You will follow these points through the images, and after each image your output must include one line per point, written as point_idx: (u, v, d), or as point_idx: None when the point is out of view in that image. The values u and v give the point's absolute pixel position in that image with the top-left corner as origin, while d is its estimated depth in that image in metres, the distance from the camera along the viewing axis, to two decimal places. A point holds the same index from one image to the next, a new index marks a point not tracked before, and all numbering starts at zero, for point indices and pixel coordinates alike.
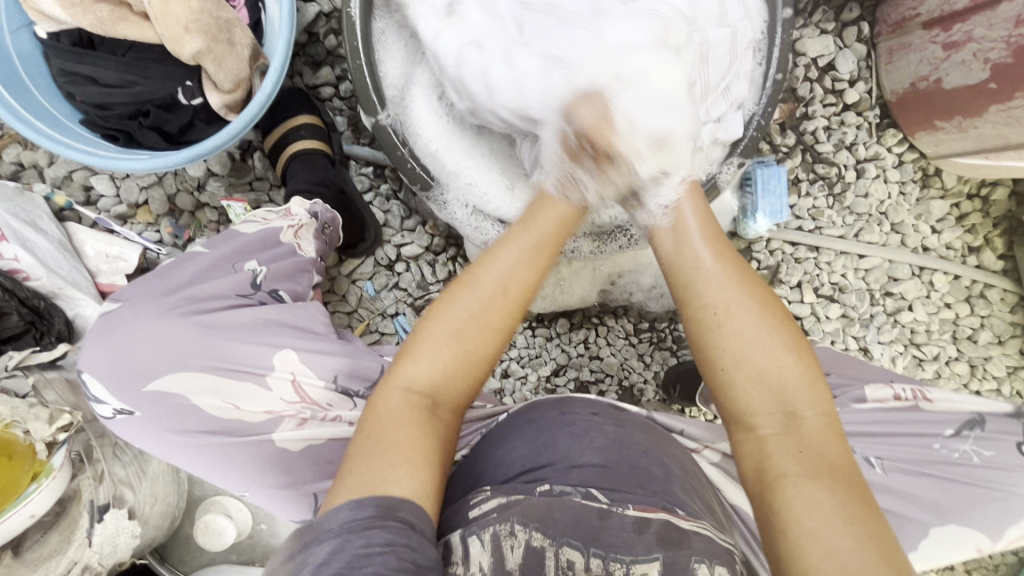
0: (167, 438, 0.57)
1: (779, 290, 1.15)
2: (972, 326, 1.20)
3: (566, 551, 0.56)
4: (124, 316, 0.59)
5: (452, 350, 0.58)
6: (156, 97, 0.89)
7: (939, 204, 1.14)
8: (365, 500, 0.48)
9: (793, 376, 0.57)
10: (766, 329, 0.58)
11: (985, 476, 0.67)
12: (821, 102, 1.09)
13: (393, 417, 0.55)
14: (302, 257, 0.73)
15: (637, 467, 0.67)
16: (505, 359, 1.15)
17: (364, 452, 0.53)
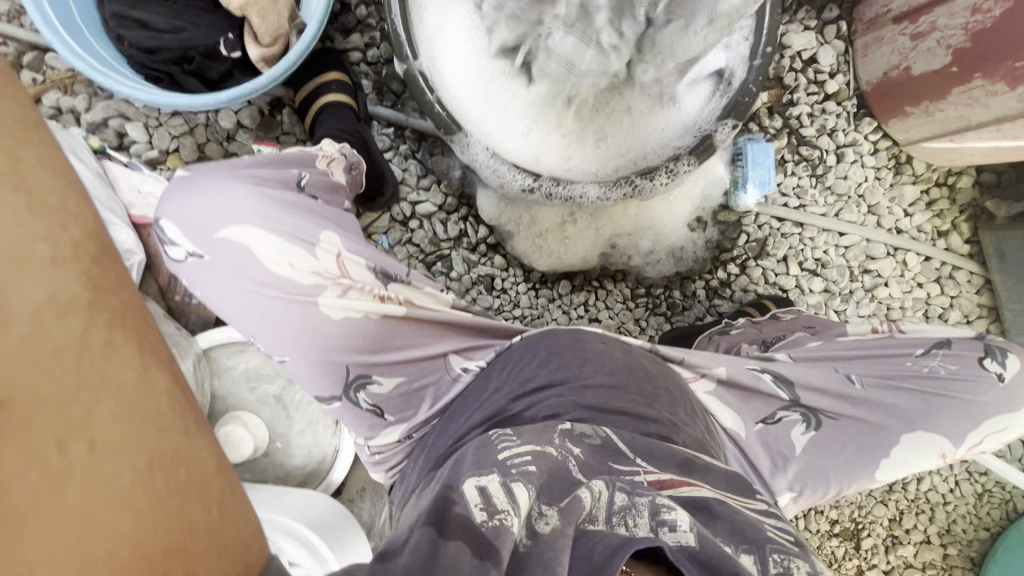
0: (235, 287, 0.68)
1: (766, 261, 1.23)
2: (943, 305, 1.30)
3: (597, 484, 0.54)
4: (199, 181, 0.70)
5: (36, 289, 0.35)
6: (201, 45, 0.96)
7: (911, 189, 1.25)
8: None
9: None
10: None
11: (948, 387, 0.79)
12: (805, 91, 1.21)
13: (43, 484, 0.30)
14: (334, 180, 0.83)
15: (642, 385, 0.73)
16: (509, 318, 1.20)
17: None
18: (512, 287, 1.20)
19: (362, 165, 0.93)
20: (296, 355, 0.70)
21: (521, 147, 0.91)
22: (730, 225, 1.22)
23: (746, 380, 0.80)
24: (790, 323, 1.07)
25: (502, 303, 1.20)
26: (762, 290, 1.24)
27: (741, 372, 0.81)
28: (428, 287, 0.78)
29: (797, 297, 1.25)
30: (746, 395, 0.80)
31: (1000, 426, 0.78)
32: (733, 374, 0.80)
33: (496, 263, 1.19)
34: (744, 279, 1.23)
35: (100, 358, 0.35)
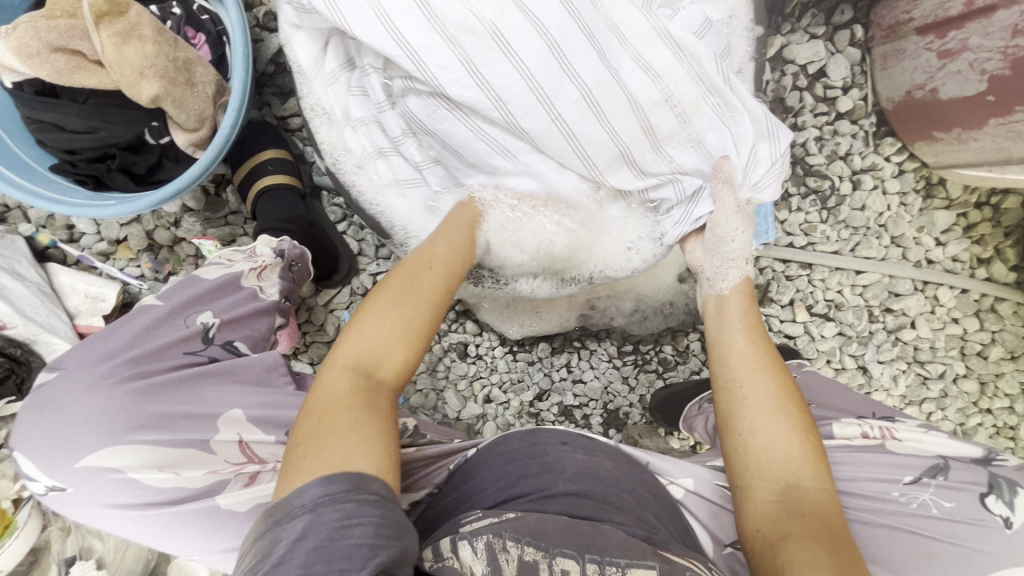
0: (101, 511, 0.59)
1: (768, 309, 1.10)
2: (982, 341, 1.14)
3: (559, 561, 0.56)
4: (54, 390, 0.61)
5: (382, 331, 0.62)
6: (121, 141, 0.89)
7: (944, 214, 1.07)
8: (333, 474, 0.48)
9: (801, 451, 0.60)
10: (779, 410, 0.63)
11: (949, 530, 0.61)
12: (812, 112, 1.03)
13: (310, 425, 0.54)
14: (261, 301, 0.80)
15: (607, 493, 0.67)
16: (487, 385, 1.13)
17: (299, 445, 0.53)
18: (487, 352, 1.12)
19: (306, 256, 0.92)
20: (201, 555, 0.61)
21: None
22: None
23: (715, 497, 0.76)
24: None
25: (478, 370, 1.13)
26: None
27: (709, 488, 0.77)
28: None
29: (806, 345, 1.12)
30: (715, 511, 0.76)
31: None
32: (700, 488, 0.77)
33: (468, 329, 1.11)
34: None
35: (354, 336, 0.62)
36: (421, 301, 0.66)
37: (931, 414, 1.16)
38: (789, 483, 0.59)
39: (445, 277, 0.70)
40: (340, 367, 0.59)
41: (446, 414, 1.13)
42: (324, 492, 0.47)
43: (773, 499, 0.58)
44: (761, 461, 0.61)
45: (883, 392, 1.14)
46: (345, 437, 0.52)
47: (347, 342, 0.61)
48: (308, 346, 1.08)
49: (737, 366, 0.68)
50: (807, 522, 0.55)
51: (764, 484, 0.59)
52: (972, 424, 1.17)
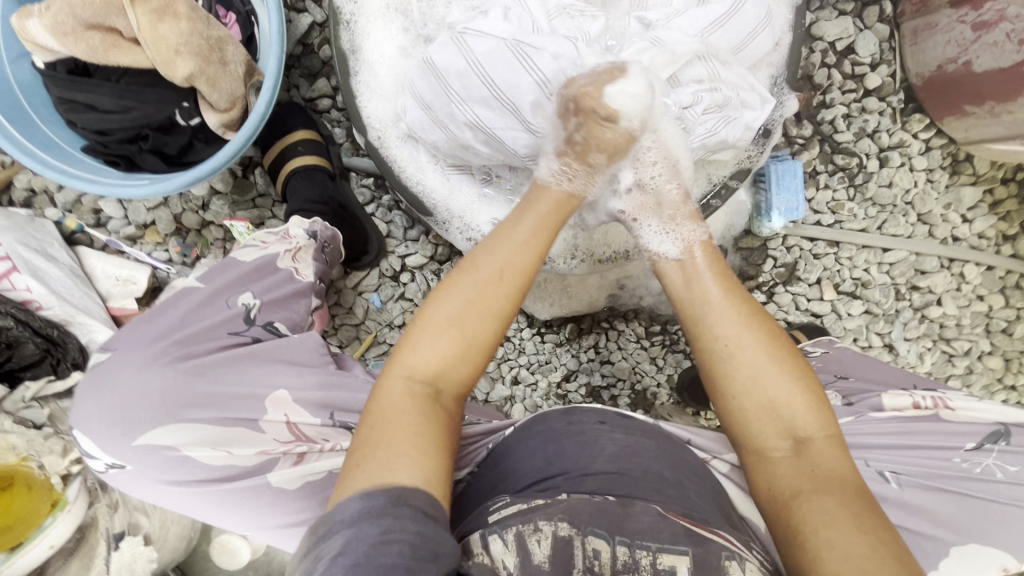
0: (160, 488, 0.59)
1: (796, 288, 1.11)
2: (1007, 318, 1.15)
3: (591, 540, 0.56)
4: (110, 368, 0.61)
5: (457, 333, 0.58)
6: (153, 121, 0.88)
7: (970, 191, 1.08)
8: (378, 488, 0.46)
9: (807, 404, 0.59)
10: (776, 362, 0.60)
11: (1008, 493, 0.62)
12: (840, 89, 1.04)
13: (363, 437, 0.52)
14: (298, 283, 0.79)
15: (646, 468, 0.67)
16: (515, 366, 1.13)
17: (356, 449, 0.51)
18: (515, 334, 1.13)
19: (338, 238, 0.92)
20: (256, 530, 0.60)
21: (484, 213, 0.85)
22: (754, 251, 1.10)
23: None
24: None
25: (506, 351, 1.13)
26: (792, 319, 1.13)
27: None
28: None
29: (833, 323, 1.13)
30: None
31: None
32: None
33: None
34: (771, 307, 1.12)
35: (421, 341, 0.58)
36: (491, 299, 0.60)
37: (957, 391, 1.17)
38: (800, 441, 0.58)
39: (531, 245, 0.63)
40: (411, 377, 0.56)
41: (474, 396, 1.14)
42: (364, 506, 0.44)
43: (780, 450, 0.59)
44: (770, 414, 0.60)
45: (909, 369, 1.15)
46: (393, 455, 0.49)
47: (414, 347, 0.58)
48: (338, 328, 1.08)
49: (743, 329, 0.62)
50: (805, 467, 0.57)
51: (773, 439, 0.59)
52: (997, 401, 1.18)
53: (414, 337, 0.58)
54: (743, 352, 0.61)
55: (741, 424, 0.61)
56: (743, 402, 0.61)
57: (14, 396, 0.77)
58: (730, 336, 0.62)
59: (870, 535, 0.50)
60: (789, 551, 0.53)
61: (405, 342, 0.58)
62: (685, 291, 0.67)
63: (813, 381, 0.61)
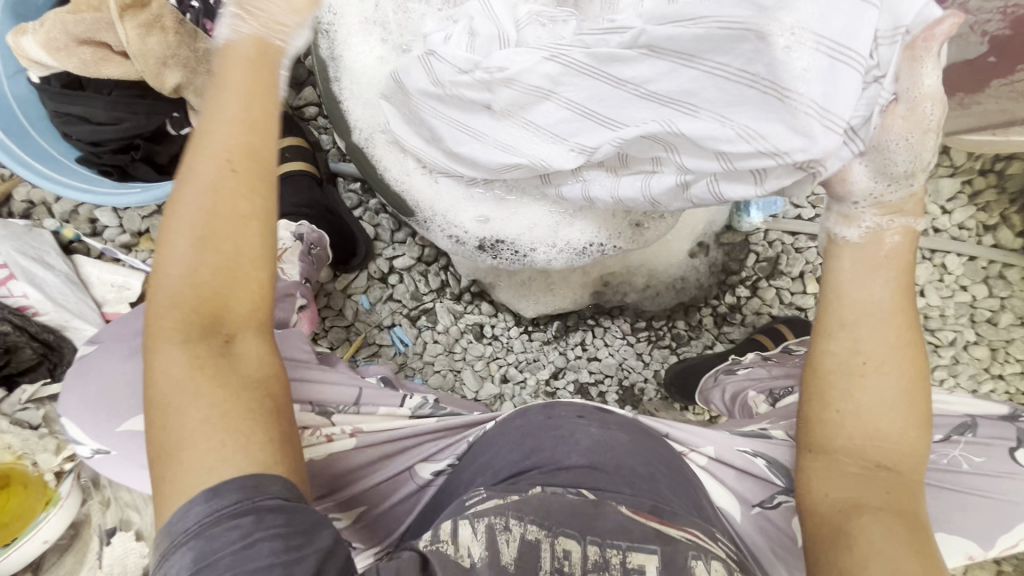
0: (142, 473, 0.60)
1: (780, 281, 1.12)
2: (991, 309, 1.15)
3: (562, 541, 0.57)
4: (97, 359, 0.63)
5: (210, 260, 0.52)
6: (145, 131, 0.92)
7: (947, 182, 1.09)
8: (220, 487, 0.44)
9: (912, 443, 0.56)
10: (906, 398, 0.56)
11: (974, 484, 0.65)
12: None
13: (158, 422, 0.48)
14: None
15: (621, 465, 0.68)
16: (504, 365, 1.15)
17: (167, 450, 0.47)
18: (503, 333, 1.15)
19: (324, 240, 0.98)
20: None
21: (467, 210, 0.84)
22: (735, 246, 1.12)
23: (738, 463, 0.76)
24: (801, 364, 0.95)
25: (495, 350, 1.15)
26: (777, 312, 1.14)
27: (731, 453, 0.76)
28: (380, 410, 0.81)
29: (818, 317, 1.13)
30: (740, 474, 0.76)
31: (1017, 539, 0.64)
32: (723, 454, 0.76)
33: (484, 310, 1.14)
34: (755, 301, 1.13)
35: (164, 280, 0.52)
36: (235, 195, 0.54)
37: (944, 381, 1.18)
38: (886, 470, 0.55)
39: (236, 141, 0.55)
40: (168, 317, 0.51)
41: (464, 394, 1.14)
42: (210, 512, 0.44)
43: (851, 465, 0.56)
44: (867, 435, 0.56)
45: None
46: (206, 435, 0.47)
47: (162, 285, 0.52)
48: (329, 330, 1.10)
49: (859, 321, 0.57)
50: (878, 488, 0.54)
51: (852, 456, 0.56)
52: (985, 391, 1.18)
53: (163, 261, 0.53)
54: (871, 376, 0.56)
55: (822, 428, 0.58)
56: (849, 406, 0.57)
57: (12, 398, 0.80)
58: (854, 340, 0.57)
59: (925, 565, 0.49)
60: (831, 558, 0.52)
61: (156, 279, 0.53)
62: (836, 269, 0.60)
63: (926, 419, 0.56)
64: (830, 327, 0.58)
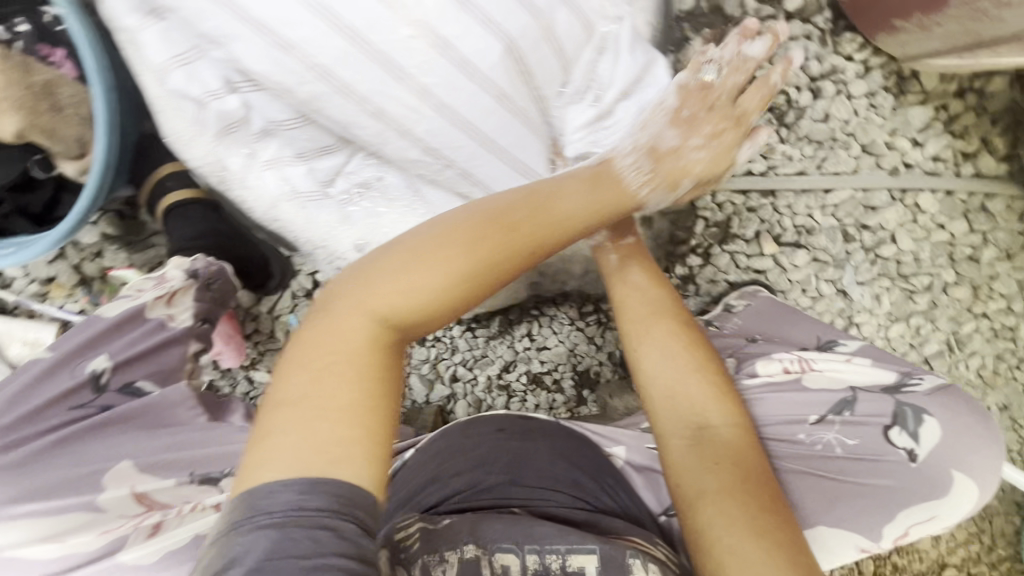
0: None
1: (733, 246, 1.03)
2: (972, 245, 1.05)
3: (500, 557, 0.56)
4: None
5: (430, 269, 0.51)
6: (5, 182, 0.84)
7: (918, 111, 0.95)
8: (314, 487, 0.41)
9: (703, 398, 0.64)
10: (690, 371, 0.66)
11: (846, 469, 0.64)
12: (756, 18, 0.91)
13: (293, 397, 0.45)
14: (169, 331, 0.78)
15: (541, 474, 0.66)
16: (451, 364, 1.10)
17: (264, 434, 0.44)
18: (447, 333, 1.10)
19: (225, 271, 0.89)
20: None
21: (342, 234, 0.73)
22: (682, 214, 1.02)
23: (647, 464, 0.72)
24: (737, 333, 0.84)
25: (439, 351, 1.10)
26: (734, 278, 1.05)
27: (641, 454, 0.73)
28: None
29: (778, 278, 1.05)
30: (650, 477, 0.72)
31: (925, 516, 0.62)
32: (633, 457, 0.73)
33: None
34: (709, 270, 1.04)
35: (373, 276, 0.51)
36: (519, 250, 0.55)
37: (920, 328, 1.10)
38: (708, 433, 0.62)
39: (566, 192, 0.57)
40: (342, 339, 0.48)
41: (413, 399, 1.11)
42: (297, 504, 0.40)
43: (686, 443, 0.62)
44: (677, 411, 0.64)
45: (867, 313, 1.08)
46: (321, 423, 0.44)
47: (354, 306, 0.49)
48: (262, 355, 1.07)
49: (641, 319, 0.69)
50: (714, 460, 0.60)
51: (685, 431, 0.63)
52: (967, 331, 1.11)
53: (400, 250, 0.52)
54: (660, 362, 0.67)
55: (655, 421, 0.65)
56: (655, 397, 0.65)
57: None
58: (635, 335, 0.69)
59: (757, 521, 0.54)
60: (694, 536, 0.57)
61: (379, 260, 0.52)
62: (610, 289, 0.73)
63: (713, 374, 0.66)
64: (624, 340, 0.70)
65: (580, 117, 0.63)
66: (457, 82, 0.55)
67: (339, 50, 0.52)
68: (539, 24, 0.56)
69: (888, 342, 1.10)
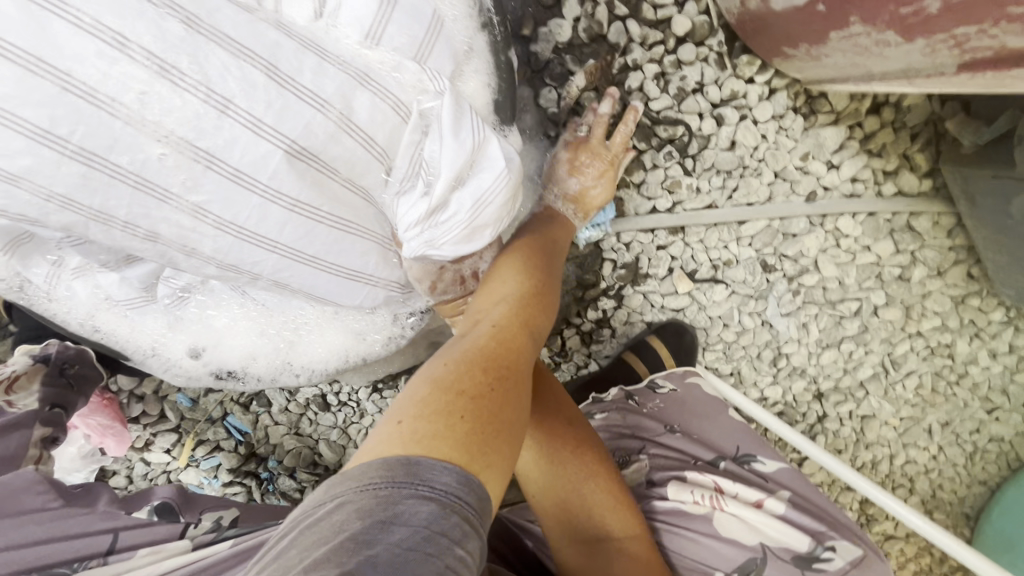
0: None
1: (645, 286, 0.96)
2: (901, 265, 0.99)
3: None
4: None
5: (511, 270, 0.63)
6: None
7: (831, 132, 0.88)
8: (467, 476, 0.42)
9: (597, 499, 0.58)
10: (578, 468, 0.59)
11: None
12: (644, 44, 0.82)
13: (453, 399, 0.47)
14: (6, 418, 0.66)
15: None
16: (361, 428, 1.04)
17: (461, 408, 0.47)
18: (352, 396, 1.02)
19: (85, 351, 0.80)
20: None
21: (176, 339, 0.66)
22: (588, 257, 0.94)
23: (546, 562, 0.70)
24: (654, 417, 0.79)
25: (347, 416, 1.03)
26: (651, 318, 0.99)
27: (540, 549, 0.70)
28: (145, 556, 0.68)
29: (696, 314, 0.99)
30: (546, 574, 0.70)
31: None
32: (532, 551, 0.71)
33: (320, 379, 1.00)
34: (623, 311, 0.98)
35: (488, 286, 0.62)
36: (554, 271, 0.67)
37: (852, 353, 1.04)
38: (608, 539, 0.58)
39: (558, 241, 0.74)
40: (517, 359, 0.54)
41: (326, 466, 1.05)
42: (456, 490, 0.41)
43: (592, 556, 0.57)
44: (572, 518, 0.58)
45: (795, 343, 1.02)
46: (446, 433, 0.44)
47: (517, 331, 0.57)
48: (154, 436, 1.00)
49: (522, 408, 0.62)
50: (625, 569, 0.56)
51: (587, 541, 0.57)
52: (903, 351, 1.05)
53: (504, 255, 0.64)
54: (545, 459, 0.59)
55: (554, 529, 0.59)
56: (551, 506, 0.59)
57: None
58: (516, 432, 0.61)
59: None
60: None
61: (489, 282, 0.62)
62: None
63: (601, 464, 0.60)
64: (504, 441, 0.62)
65: (410, 212, 0.54)
66: (230, 193, 0.47)
67: (78, 178, 0.44)
68: (331, 119, 0.48)
69: (820, 369, 1.05)
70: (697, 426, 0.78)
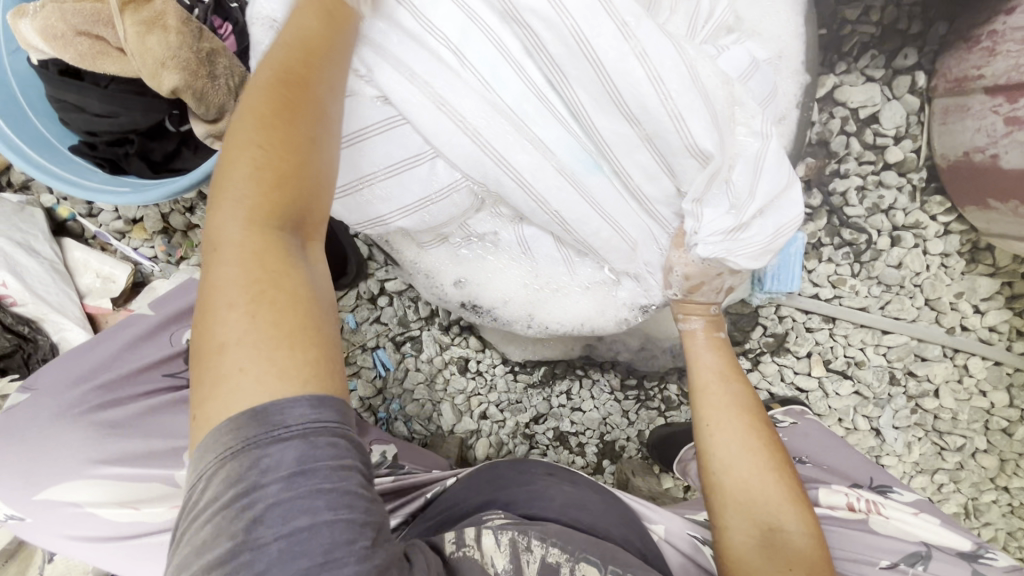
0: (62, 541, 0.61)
1: (784, 359, 1.06)
2: (1009, 418, 1.07)
3: (583, 567, 0.50)
4: (23, 418, 0.61)
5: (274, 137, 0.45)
6: (141, 127, 0.88)
7: (986, 282, 1.00)
8: (318, 402, 0.38)
9: (776, 494, 0.62)
10: (764, 462, 0.64)
11: None
12: (857, 159, 0.97)
13: (225, 349, 0.39)
14: None
15: (598, 524, 0.65)
16: (484, 402, 1.11)
17: (240, 353, 0.39)
18: (489, 369, 1.10)
19: None
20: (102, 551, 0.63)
21: (446, 259, 0.83)
22: (745, 317, 1.05)
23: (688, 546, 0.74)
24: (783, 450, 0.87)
25: (477, 386, 1.11)
26: (777, 390, 1.08)
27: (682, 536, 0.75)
28: None
29: (818, 400, 1.08)
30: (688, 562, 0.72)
31: None
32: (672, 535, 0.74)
33: (471, 345, 1.10)
34: (755, 375, 1.07)
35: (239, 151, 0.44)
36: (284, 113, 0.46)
37: (941, 485, 1.11)
38: (778, 529, 0.60)
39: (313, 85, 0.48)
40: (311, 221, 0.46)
41: (439, 426, 1.11)
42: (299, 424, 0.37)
43: (758, 541, 0.60)
44: (747, 501, 0.62)
45: (895, 457, 1.10)
46: (246, 378, 0.38)
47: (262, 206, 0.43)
48: None
49: (719, 403, 0.69)
50: (785, 560, 0.58)
51: (758, 525, 0.61)
52: (986, 500, 1.12)
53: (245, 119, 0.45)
54: (734, 445, 0.66)
55: (725, 509, 0.63)
56: (728, 485, 0.64)
57: None
58: (708, 418, 0.68)
59: None
60: None
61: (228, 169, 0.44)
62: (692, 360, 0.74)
63: (786, 469, 0.65)
64: (696, 420, 0.70)
65: (718, 223, 0.67)
66: None
67: None
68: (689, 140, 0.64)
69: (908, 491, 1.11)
70: (827, 458, 0.85)
